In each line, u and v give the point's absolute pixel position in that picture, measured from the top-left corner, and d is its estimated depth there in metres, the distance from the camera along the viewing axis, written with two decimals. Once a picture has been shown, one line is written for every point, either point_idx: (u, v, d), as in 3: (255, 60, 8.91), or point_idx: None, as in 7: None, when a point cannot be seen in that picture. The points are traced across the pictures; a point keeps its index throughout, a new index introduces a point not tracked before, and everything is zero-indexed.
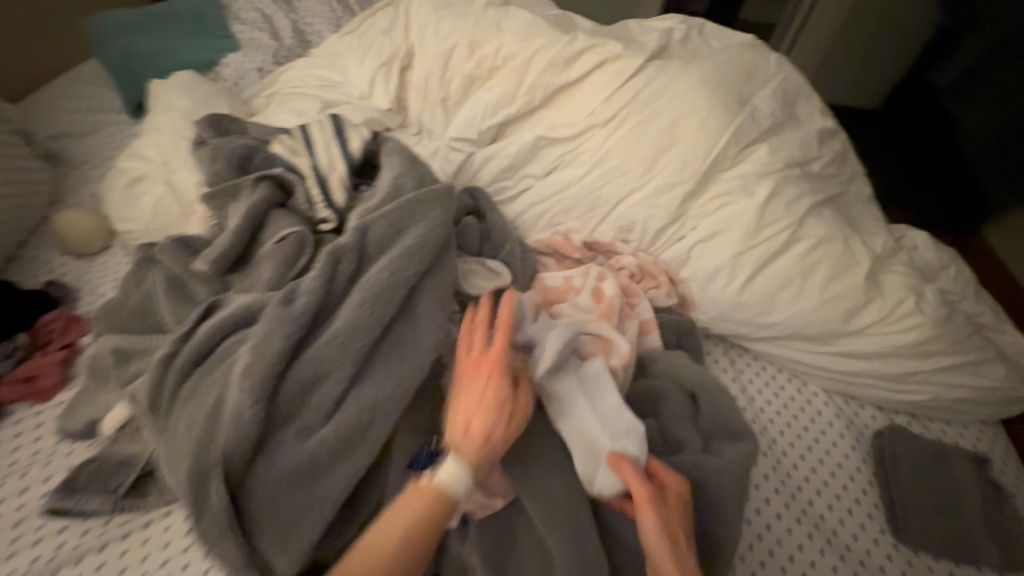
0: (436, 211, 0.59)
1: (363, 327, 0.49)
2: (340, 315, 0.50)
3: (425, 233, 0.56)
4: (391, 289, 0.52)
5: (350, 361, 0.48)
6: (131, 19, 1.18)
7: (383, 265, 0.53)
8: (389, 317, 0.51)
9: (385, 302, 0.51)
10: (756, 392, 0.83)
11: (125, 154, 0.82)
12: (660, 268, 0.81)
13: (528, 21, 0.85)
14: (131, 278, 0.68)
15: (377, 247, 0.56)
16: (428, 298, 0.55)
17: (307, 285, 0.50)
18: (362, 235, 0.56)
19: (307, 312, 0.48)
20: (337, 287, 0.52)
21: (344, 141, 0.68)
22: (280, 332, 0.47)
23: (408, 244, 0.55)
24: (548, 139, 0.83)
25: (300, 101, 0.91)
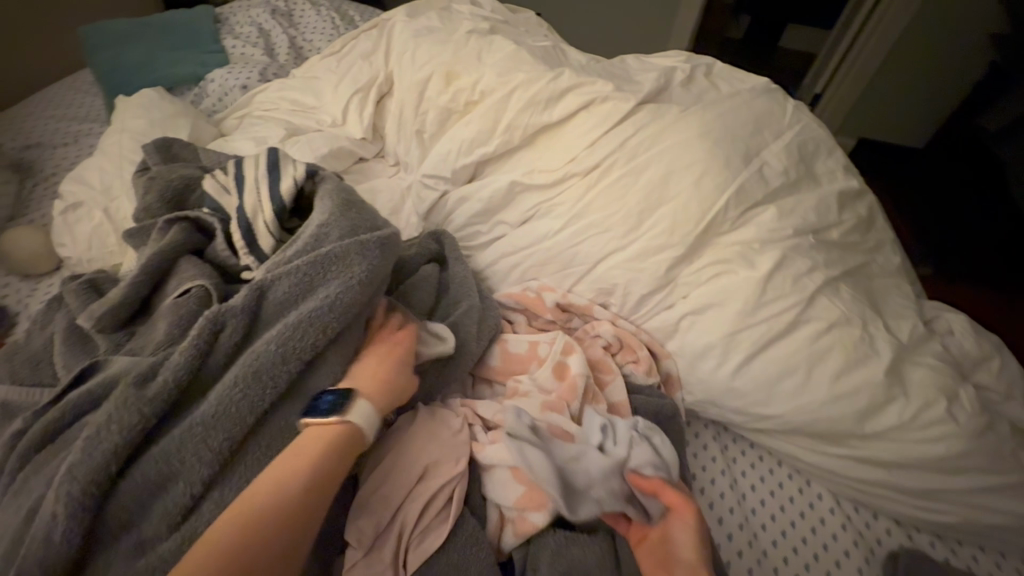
0: (356, 265, 0.50)
1: (231, 416, 0.41)
2: (209, 398, 0.43)
3: (336, 296, 0.48)
4: (274, 365, 0.44)
5: (207, 459, 0.40)
6: (124, 30, 1.15)
7: (273, 336, 0.45)
8: (268, 401, 0.43)
9: (265, 383, 0.43)
10: (747, 487, 0.71)
11: (71, 177, 0.77)
12: (641, 339, 0.70)
13: (511, 52, 0.76)
14: (38, 319, 0.61)
15: (276, 309, 0.49)
16: (326, 377, 0.47)
17: (174, 360, 0.43)
18: (260, 295, 0.49)
19: (162, 397, 0.41)
20: (217, 361, 0.45)
21: (278, 179, 0.60)
22: (123, 422, 0.40)
23: (308, 309, 0.47)
24: (524, 185, 0.74)
25: (267, 127, 0.85)
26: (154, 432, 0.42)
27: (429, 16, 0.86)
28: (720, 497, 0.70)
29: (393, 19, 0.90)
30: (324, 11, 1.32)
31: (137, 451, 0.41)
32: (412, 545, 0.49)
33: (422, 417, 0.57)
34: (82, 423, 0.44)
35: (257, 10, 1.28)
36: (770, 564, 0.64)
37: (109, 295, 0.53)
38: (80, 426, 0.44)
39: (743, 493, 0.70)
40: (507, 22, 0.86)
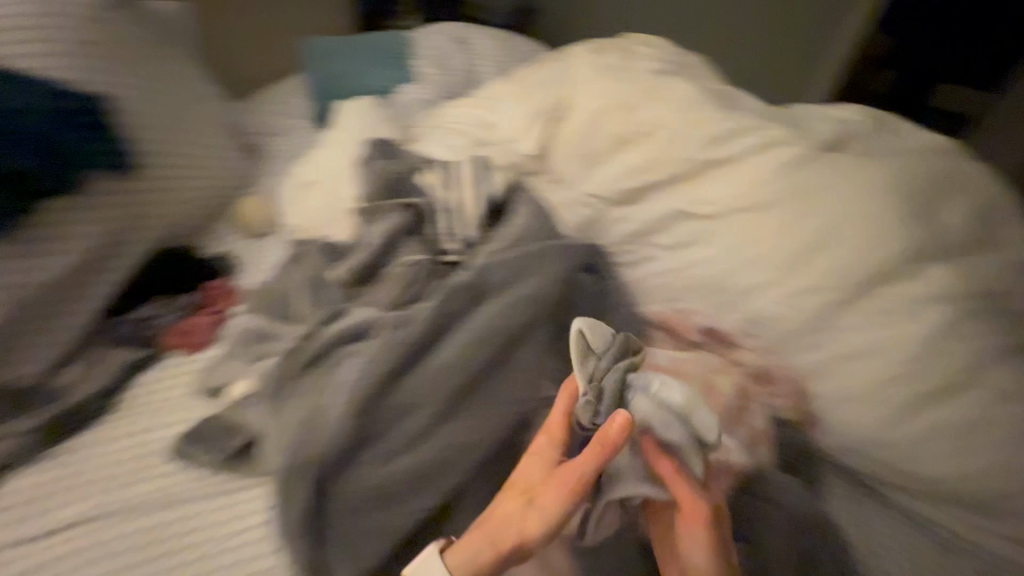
0: (555, 265, 0.62)
1: (461, 367, 0.54)
2: (443, 350, 0.56)
3: (539, 288, 0.59)
4: (491, 334, 0.56)
5: (442, 396, 0.53)
6: (337, 46, 1.38)
7: (493, 310, 0.58)
8: (485, 361, 0.55)
9: (484, 346, 0.55)
10: (885, 551, 0.67)
11: (305, 162, 0.96)
12: (787, 373, 0.72)
13: (690, 93, 0.83)
14: (282, 269, 0.78)
15: (490, 290, 0.60)
16: (526, 351, 0.58)
17: (422, 316, 0.57)
18: (480, 277, 0.61)
19: (415, 343, 0.55)
20: (446, 321, 0.58)
21: (486, 183, 0.71)
22: (388, 354, 0.55)
23: (518, 294, 0.59)
24: (685, 214, 0.80)
25: (455, 136, 0.99)
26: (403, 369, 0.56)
27: (610, 53, 0.96)
28: (854, 551, 0.67)
29: (575, 54, 1.01)
30: (495, 43, 1.51)
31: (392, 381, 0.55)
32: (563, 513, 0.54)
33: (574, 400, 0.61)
34: (344, 352, 0.58)
35: (440, 35, 1.47)
36: None
37: (354, 258, 0.68)
38: (343, 351, 0.58)
39: (880, 554, 0.67)
40: (682, 65, 0.93)
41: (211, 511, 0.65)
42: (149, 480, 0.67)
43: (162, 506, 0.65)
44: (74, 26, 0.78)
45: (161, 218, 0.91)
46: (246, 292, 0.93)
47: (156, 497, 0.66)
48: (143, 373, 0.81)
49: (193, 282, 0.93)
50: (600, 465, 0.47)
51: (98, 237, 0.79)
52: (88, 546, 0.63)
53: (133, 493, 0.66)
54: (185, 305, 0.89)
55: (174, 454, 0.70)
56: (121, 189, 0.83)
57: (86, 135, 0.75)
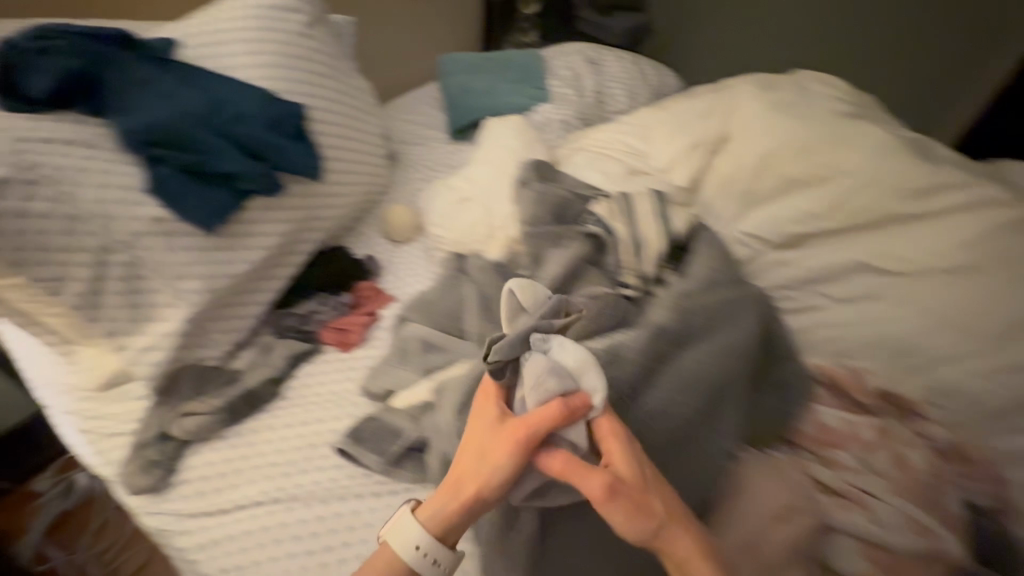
0: (752, 316, 0.60)
1: (672, 419, 0.56)
2: (651, 395, 0.57)
3: (742, 339, 0.58)
4: (702, 385, 0.57)
5: (654, 446, 0.56)
6: (477, 64, 1.43)
7: (700, 355, 0.57)
8: (693, 412, 0.57)
9: (693, 396, 0.56)
10: None
11: (459, 177, 0.99)
12: (978, 454, 0.66)
13: (883, 138, 0.78)
14: (447, 282, 0.80)
15: (690, 334, 0.59)
16: (731, 405, 0.58)
17: (628, 354, 0.58)
18: (678, 319, 0.60)
19: (623, 383, 0.57)
20: (650, 364, 0.58)
21: (667, 220, 0.70)
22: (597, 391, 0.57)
23: (721, 342, 0.57)
24: (869, 266, 0.75)
25: (606, 162, 0.99)
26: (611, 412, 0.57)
27: (784, 90, 0.92)
28: None
29: (738, 88, 0.98)
30: (625, 65, 1.50)
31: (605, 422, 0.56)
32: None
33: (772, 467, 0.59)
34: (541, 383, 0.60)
35: (575, 56, 1.47)
36: None
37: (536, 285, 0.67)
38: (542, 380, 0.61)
39: None
40: (864, 110, 0.88)
41: (371, 511, 0.68)
42: (315, 472, 0.72)
43: (328, 500, 0.69)
44: (283, 45, 0.85)
45: (330, 218, 0.95)
46: (394, 299, 0.96)
47: (322, 490, 0.70)
48: (301, 367, 0.84)
49: (343, 281, 0.96)
50: (556, 424, 0.50)
51: (282, 235, 0.83)
52: (264, 530, 0.67)
53: (302, 484, 0.71)
54: (339, 304, 0.93)
55: (339, 450, 0.74)
56: (309, 193, 0.88)
57: (290, 142, 0.81)
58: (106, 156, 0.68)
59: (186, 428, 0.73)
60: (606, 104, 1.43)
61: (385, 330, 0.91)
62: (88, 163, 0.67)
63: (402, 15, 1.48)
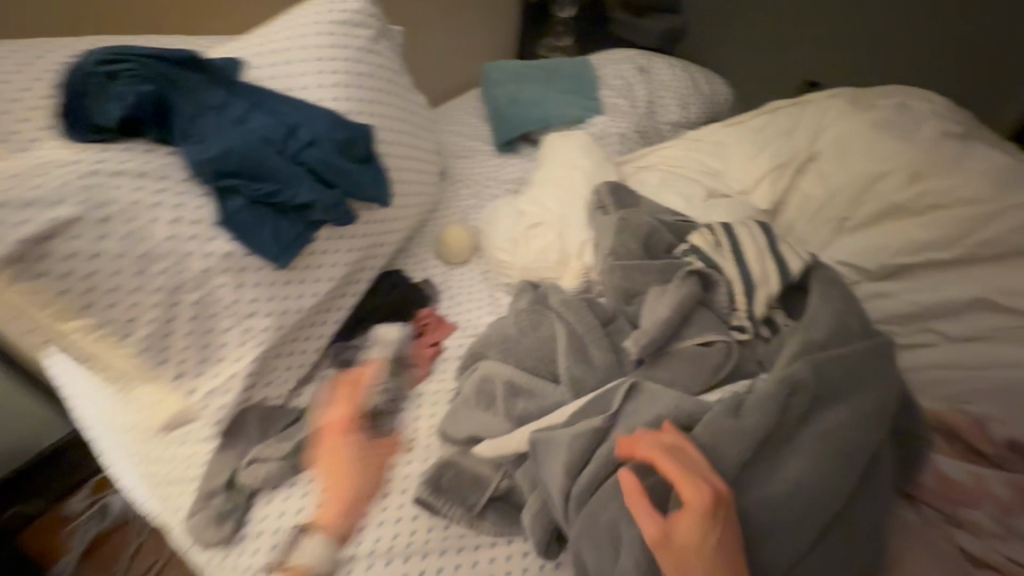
0: (893, 368, 0.54)
1: (823, 494, 0.46)
2: (792, 461, 0.48)
3: (886, 400, 0.51)
4: (847, 450, 0.48)
5: (801, 528, 0.45)
6: (526, 71, 1.38)
7: (839, 418, 0.49)
8: (844, 485, 0.47)
9: (841, 466, 0.47)
10: None
11: (526, 200, 0.94)
12: None
13: (1003, 168, 0.76)
14: (528, 317, 0.75)
15: (832, 392, 0.51)
16: (879, 475, 0.49)
17: (758, 404, 0.49)
18: (817, 369, 0.51)
19: (757, 435, 0.47)
20: (788, 423, 0.49)
21: (780, 257, 0.64)
22: (732, 453, 0.47)
23: (859, 408, 0.50)
24: (991, 303, 0.70)
25: (681, 183, 0.93)
26: (741, 477, 0.47)
27: (877, 109, 0.87)
28: None
29: (823, 105, 0.93)
30: (677, 72, 1.44)
31: (736, 488, 0.47)
32: None
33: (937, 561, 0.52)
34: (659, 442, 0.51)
35: (625, 65, 1.41)
36: None
37: (641, 327, 0.62)
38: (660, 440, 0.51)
39: None
40: (969, 131, 0.82)
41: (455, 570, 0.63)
42: (390, 523, 0.66)
43: (407, 557, 0.64)
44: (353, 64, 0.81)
45: (392, 242, 0.91)
46: (457, 328, 0.92)
47: (400, 545, 0.65)
48: None
49: (402, 309, 0.91)
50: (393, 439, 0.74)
51: (352, 264, 0.81)
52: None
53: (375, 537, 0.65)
54: (400, 334, 0.87)
55: (415, 501, 0.67)
56: (375, 219, 0.85)
57: (359, 167, 0.77)
58: (176, 188, 0.65)
59: (251, 475, 0.68)
60: (659, 115, 1.37)
61: (452, 362, 0.85)
62: (160, 196, 0.63)
63: (449, 21, 1.43)
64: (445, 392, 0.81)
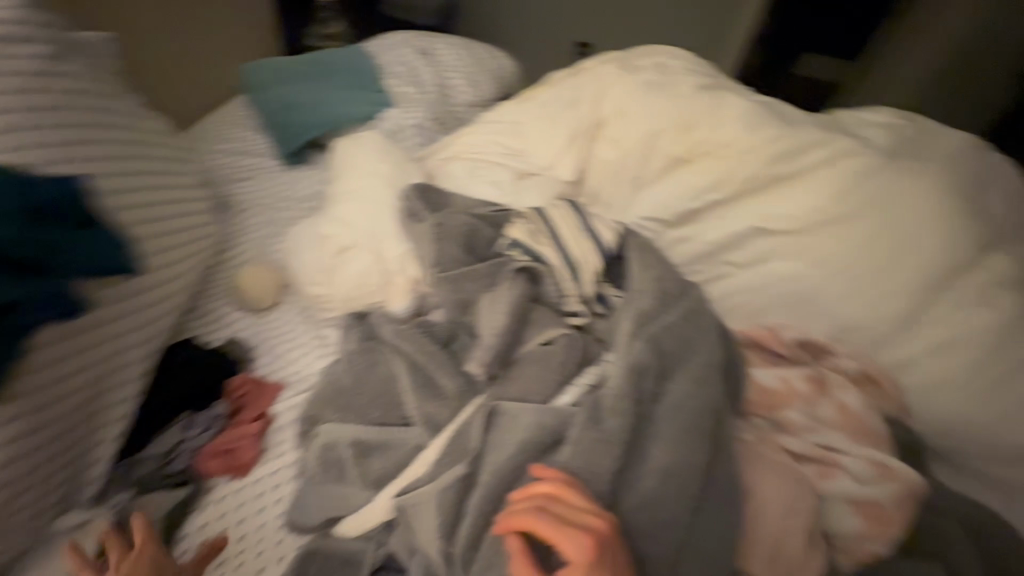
0: (710, 320, 0.58)
1: (688, 473, 0.47)
2: (655, 450, 0.48)
3: (710, 359, 0.54)
4: (699, 420, 0.50)
5: (677, 512, 0.46)
6: (295, 72, 1.22)
7: (686, 391, 0.51)
8: (703, 457, 0.48)
9: (698, 441, 0.48)
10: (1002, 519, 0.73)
11: (326, 220, 0.81)
12: (881, 373, 0.75)
13: (748, 110, 0.82)
14: (360, 359, 0.65)
15: (671, 360, 0.54)
16: (727, 427, 0.51)
17: (614, 404, 0.49)
18: (655, 348, 0.53)
19: (622, 436, 0.47)
20: (642, 410, 0.50)
21: (595, 232, 0.65)
22: (604, 468, 0.46)
23: (695, 375, 0.53)
24: (763, 230, 0.80)
25: (489, 169, 0.90)
26: (616, 486, 0.46)
27: (642, 70, 0.92)
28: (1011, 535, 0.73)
29: (597, 71, 0.96)
30: (460, 51, 1.40)
31: (613, 501, 0.46)
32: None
33: (771, 462, 0.59)
34: (528, 470, 0.48)
35: (404, 49, 1.33)
36: None
37: (480, 342, 0.58)
38: (530, 481, 0.48)
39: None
40: (717, 77, 0.91)
41: None
42: None
43: None
44: (27, 104, 0.61)
45: (165, 313, 0.74)
46: (284, 386, 0.78)
47: None
48: (190, 518, 0.64)
49: (205, 388, 0.73)
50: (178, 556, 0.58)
51: (95, 361, 0.62)
52: None
53: None
54: (210, 420, 0.71)
55: None
56: (124, 296, 0.67)
57: (73, 235, 0.58)
58: None
59: None
60: (453, 98, 1.33)
61: (289, 430, 0.73)
62: None
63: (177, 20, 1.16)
64: (285, 468, 0.69)
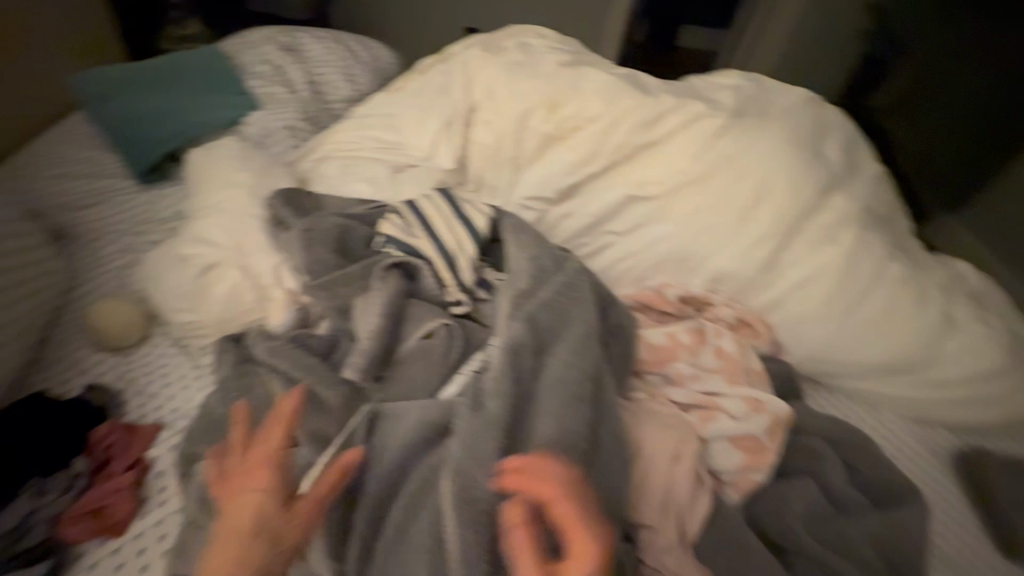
0: (585, 290, 0.59)
1: (572, 441, 0.47)
2: (539, 424, 0.48)
3: (586, 326, 0.55)
4: (578, 387, 0.50)
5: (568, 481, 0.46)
6: (138, 81, 1.10)
7: (565, 360, 0.52)
8: (585, 421, 0.49)
9: (578, 407, 0.49)
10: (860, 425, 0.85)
11: (184, 240, 0.74)
12: (754, 316, 0.82)
13: (608, 82, 0.85)
14: (234, 386, 0.60)
15: (547, 335, 0.54)
16: (608, 389, 0.53)
17: (493, 387, 0.49)
18: (530, 324, 0.54)
19: (501, 417, 0.47)
20: (523, 390, 0.50)
21: (466, 219, 0.64)
22: (486, 453, 0.45)
23: (570, 345, 0.53)
24: (636, 197, 0.83)
25: (364, 165, 0.87)
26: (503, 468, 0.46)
27: (507, 52, 0.93)
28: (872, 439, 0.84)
29: (464, 55, 0.95)
30: (329, 44, 1.33)
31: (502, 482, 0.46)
32: (687, 515, 0.57)
33: (658, 415, 0.64)
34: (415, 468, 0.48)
35: (265, 48, 1.24)
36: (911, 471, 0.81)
37: (357, 346, 0.57)
38: (416, 480, 0.47)
39: (884, 430, 0.85)
40: (579, 53, 0.93)
41: None
42: None
43: None
44: None
45: None
46: (160, 427, 0.71)
47: None
48: None
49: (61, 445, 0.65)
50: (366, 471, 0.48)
51: None
52: None
53: None
54: (70, 480, 0.63)
55: None
56: None
57: None
58: None
59: None
60: (327, 94, 1.25)
61: (169, 474, 0.66)
62: None
63: None
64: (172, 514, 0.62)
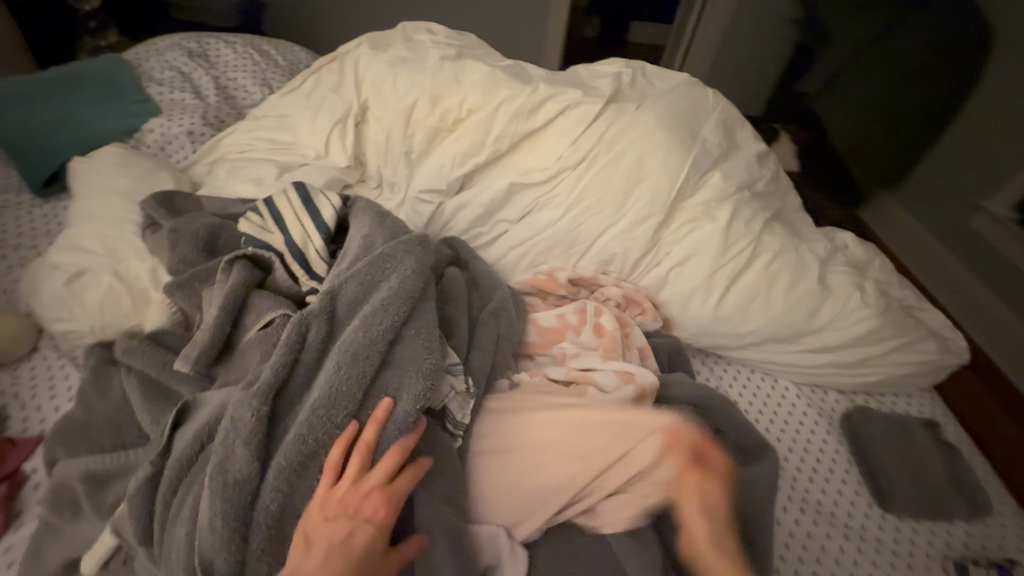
0: (406, 262, 0.64)
1: (343, 393, 0.54)
2: (319, 384, 0.55)
3: (393, 288, 0.61)
4: (358, 348, 0.57)
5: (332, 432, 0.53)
6: (27, 91, 1.07)
7: (355, 326, 0.59)
8: (365, 376, 0.56)
9: (361, 362, 0.56)
10: (751, 396, 0.88)
11: (55, 249, 0.73)
12: (643, 294, 0.84)
13: (487, 74, 0.87)
14: (92, 388, 0.62)
15: (347, 307, 0.62)
16: (403, 347, 0.59)
17: (275, 356, 0.56)
18: (331, 299, 0.62)
19: (269, 382, 0.54)
20: (311, 361, 0.58)
21: (316, 211, 0.71)
22: (246, 418, 0.52)
23: (370, 306, 0.60)
24: (522, 184, 0.85)
25: (253, 167, 0.87)
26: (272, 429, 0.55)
27: (395, 48, 0.94)
28: (760, 411, 0.87)
29: (356, 53, 0.96)
30: (240, 48, 1.32)
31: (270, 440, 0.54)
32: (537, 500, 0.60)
33: (520, 393, 0.67)
34: (246, 447, 0.51)
35: (170, 55, 1.23)
36: (802, 435, 0.84)
37: (195, 338, 0.61)
38: (233, 456, 0.51)
39: (778, 399, 0.88)
40: (467, 48, 0.95)
41: None
42: None
43: None
44: None
45: None
46: (42, 439, 0.70)
47: None
48: None
49: None
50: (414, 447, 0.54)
51: None
52: None
53: None
54: None
55: None
56: None
57: None
58: None
59: None
60: (239, 98, 1.24)
61: (45, 486, 0.65)
62: None
63: None
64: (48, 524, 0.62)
